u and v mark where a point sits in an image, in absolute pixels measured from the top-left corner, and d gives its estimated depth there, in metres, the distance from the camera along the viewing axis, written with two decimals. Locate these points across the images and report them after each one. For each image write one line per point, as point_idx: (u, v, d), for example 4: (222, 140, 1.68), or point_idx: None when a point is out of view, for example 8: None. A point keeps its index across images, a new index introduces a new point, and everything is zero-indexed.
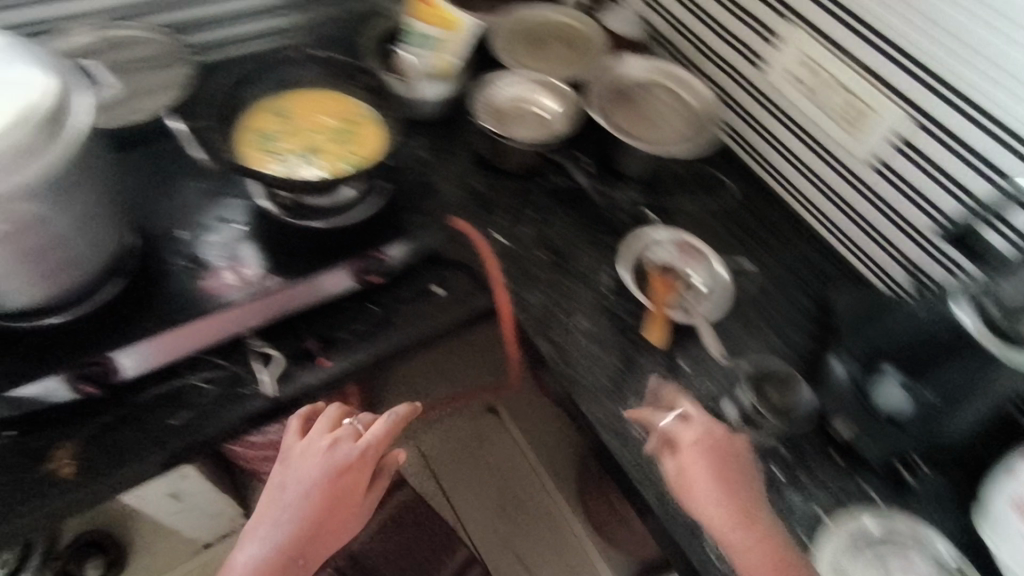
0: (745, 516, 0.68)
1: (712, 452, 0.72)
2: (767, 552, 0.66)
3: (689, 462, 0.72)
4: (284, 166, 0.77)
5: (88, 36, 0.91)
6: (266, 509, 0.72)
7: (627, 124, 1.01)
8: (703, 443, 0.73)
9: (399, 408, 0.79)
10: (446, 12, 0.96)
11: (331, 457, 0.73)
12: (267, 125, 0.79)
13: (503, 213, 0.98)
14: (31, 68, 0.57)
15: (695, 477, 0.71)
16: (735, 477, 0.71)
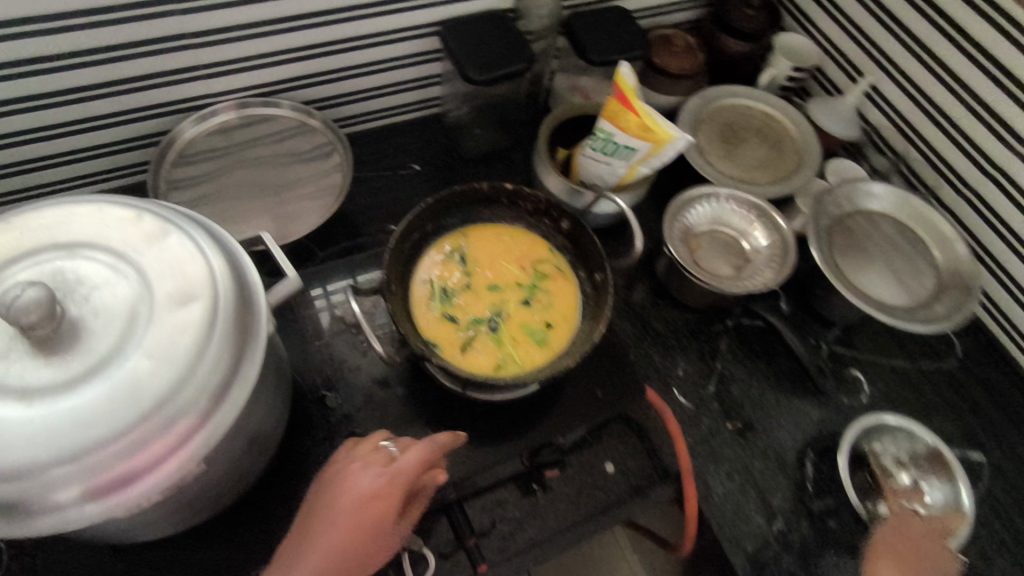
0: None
1: (915, 539, 0.67)
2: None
3: (884, 543, 0.68)
4: (467, 336, 0.65)
5: (232, 113, 0.77)
6: (277, 554, 0.51)
7: (846, 265, 0.82)
8: (913, 533, 0.68)
9: (441, 436, 0.59)
10: (651, 123, 0.72)
11: (347, 485, 0.53)
12: (449, 270, 0.69)
13: (683, 361, 0.82)
14: (218, 273, 0.44)
15: (887, 555, 0.67)
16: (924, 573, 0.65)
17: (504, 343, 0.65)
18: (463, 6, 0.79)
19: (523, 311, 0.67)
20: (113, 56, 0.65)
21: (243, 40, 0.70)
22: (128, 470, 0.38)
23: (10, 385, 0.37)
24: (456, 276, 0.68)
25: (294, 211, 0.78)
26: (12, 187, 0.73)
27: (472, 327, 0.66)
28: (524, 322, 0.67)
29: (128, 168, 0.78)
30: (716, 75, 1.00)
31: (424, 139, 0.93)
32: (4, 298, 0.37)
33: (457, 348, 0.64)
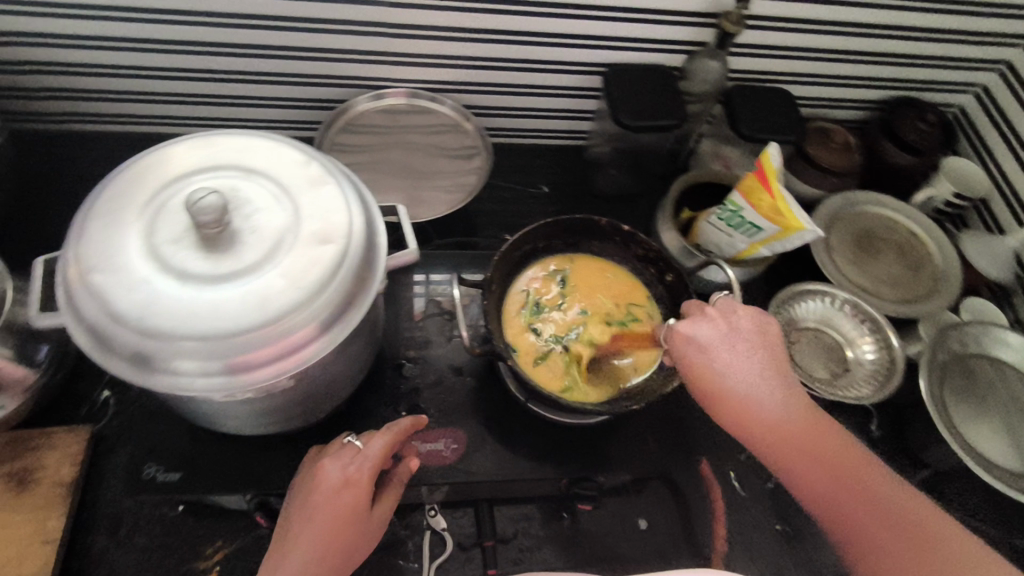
0: (789, 398, 0.56)
1: (744, 338, 0.59)
2: (836, 460, 0.53)
3: (712, 360, 0.58)
4: (544, 350, 0.68)
5: (401, 99, 0.86)
6: (270, 553, 0.55)
7: (955, 408, 0.76)
8: (724, 333, 0.59)
9: (400, 422, 0.62)
10: (784, 209, 0.70)
11: (320, 480, 0.57)
12: (549, 284, 0.73)
13: (748, 446, 0.78)
14: (355, 227, 0.50)
15: (739, 378, 0.57)
16: (747, 362, 0.58)
17: (577, 368, 0.68)
18: (633, 56, 0.84)
19: (601, 344, 0.70)
20: (321, 27, 0.74)
21: (429, 39, 0.78)
22: (238, 363, 0.45)
23: (173, 266, 0.45)
24: (550, 294, 0.72)
25: (427, 198, 0.85)
26: (211, 115, 0.86)
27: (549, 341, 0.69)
28: (600, 354, 0.69)
29: (304, 123, 0.89)
30: (869, 180, 0.96)
31: (561, 166, 0.99)
32: (192, 196, 0.45)
33: (532, 359, 0.68)
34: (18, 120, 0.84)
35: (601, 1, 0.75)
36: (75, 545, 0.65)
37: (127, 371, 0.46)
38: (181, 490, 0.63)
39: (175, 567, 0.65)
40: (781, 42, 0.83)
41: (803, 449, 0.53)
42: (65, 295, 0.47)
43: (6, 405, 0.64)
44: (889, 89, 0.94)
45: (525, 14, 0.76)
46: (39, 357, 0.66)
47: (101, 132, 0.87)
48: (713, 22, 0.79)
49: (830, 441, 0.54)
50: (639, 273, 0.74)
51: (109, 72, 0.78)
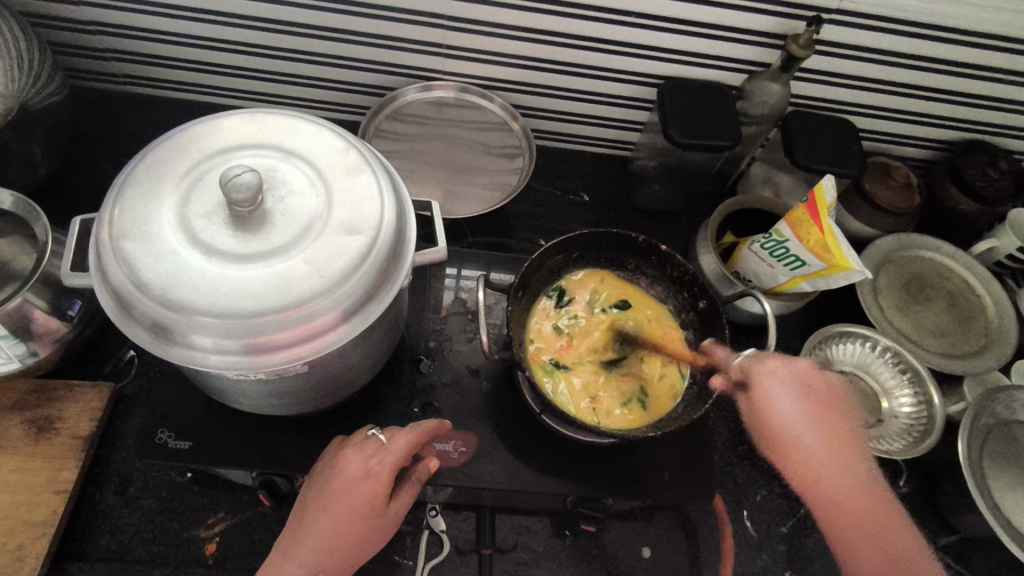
0: (847, 464, 0.59)
1: (813, 397, 0.60)
2: (883, 534, 0.57)
3: (788, 417, 0.59)
4: (554, 373, 0.68)
5: (449, 92, 0.85)
6: (289, 526, 0.57)
7: (996, 477, 0.71)
8: (801, 381, 0.60)
9: (427, 422, 0.61)
10: (833, 246, 0.67)
11: (340, 470, 0.56)
12: (599, 299, 0.72)
13: (766, 487, 0.74)
14: (386, 219, 0.49)
15: (807, 435, 0.59)
16: (822, 419, 0.60)
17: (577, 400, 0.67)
18: (692, 71, 0.81)
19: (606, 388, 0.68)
20: (379, 14, 0.74)
21: (485, 35, 0.77)
22: (258, 343, 0.45)
23: (202, 240, 0.45)
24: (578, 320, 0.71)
25: (465, 194, 0.84)
26: (263, 90, 0.87)
27: (575, 355, 0.70)
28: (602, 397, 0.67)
29: (352, 106, 0.89)
30: (929, 222, 0.92)
31: (604, 175, 0.97)
32: (228, 173, 0.45)
33: (544, 377, 0.67)
34: (81, 77, 0.86)
35: (666, 13, 0.73)
36: (84, 497, 0.66)
37: (149, 340, 0.46)
38: (189, 459, 0.64)
39: (175, 532, 0.66)
40: (851, 70, 0.79)
41: (849, 505, 0.58)
42: (96, 257, 0.47)
43: (37, 352, 0.66)
44: (961, 130, 0.89)
45: (585, 18, 0.74)
46: (72, 312, 0.67)
47: (157, 96, 0.89)
48: (782, 43, 0.76)
49: (877, 512, 0.58)
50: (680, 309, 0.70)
51: (170, 39, 0.79)
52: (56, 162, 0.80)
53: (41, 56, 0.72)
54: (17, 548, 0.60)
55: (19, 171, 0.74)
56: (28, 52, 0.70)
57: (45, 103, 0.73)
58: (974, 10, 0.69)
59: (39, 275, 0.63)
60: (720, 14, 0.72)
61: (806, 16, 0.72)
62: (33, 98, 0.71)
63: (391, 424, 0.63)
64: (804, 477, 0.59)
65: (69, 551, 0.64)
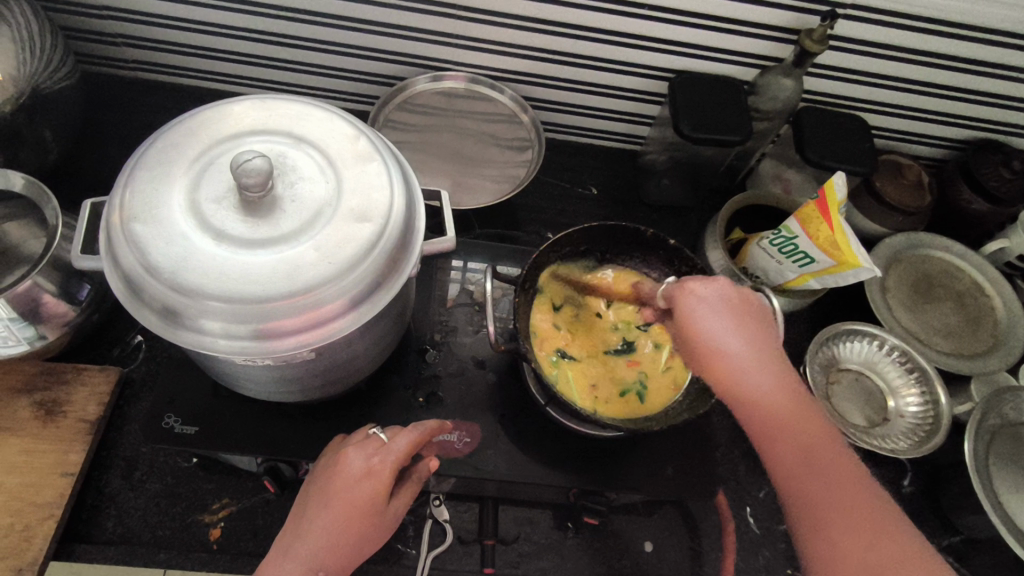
0: (779, 377, 0.53)
1: (748, 312, 0.55)
2: (823, 462, 0.50)
3: (712, 330, 0.54)
4: (557, 370, 0.68)
5: (459, 83, 0.84)
6: (289, 523, 0.57)
7: (1002, 478, 0.70)
8: (727, 298, 0.55)
9: (428, 422, 0.62)
10: (842, 242, 0.66)
11: (342, 468, 0.57)
12: (589, 293, 0.73)
13: (770, 484, 0.74)
14: (396, 208, 0.49)
15: (735, 352, 0.53)
16: (755, 339, 0.54)
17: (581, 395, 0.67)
18: (704, 65, 0.80)
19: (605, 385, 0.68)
20: (390, 2, 0.74)
21: (496, 26, 0.76)
22: (267, 330, 0.46)
23: (213, 225, 0.45)
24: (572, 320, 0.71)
25: (473, 186, 0.84)
26: (273, 78, 0.87)
27: (578, 348, 0.70)
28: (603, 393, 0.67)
29: (361, 96, 0.89)
30: (939, 221, 0.91)
31: (613, 169, 0.96)
32: (239, 158, 0.45)
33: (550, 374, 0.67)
34: (92, 62, 0.86)
35: (679, 5, 0.72)
36: (91, 480, 0.67)
37: (159, 324, 0.46)
38: (195, 444, 0.64)
39: (180, 517, 0.66)
40: (865, 66, 0.78)
41: (790, 433, 0.50)
42: (107, 240, 0.48)
43: (46, 336, 0.66)
44: (974, 129, 0.88)
45: (597, 10, 0.73)
46: (81, 296, 0.68)
47: (167, 83, 0.89)
48: (795, 38, 0.75)
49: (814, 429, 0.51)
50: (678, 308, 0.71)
51: (181, 25, 0.79)
52: (67, 147, 0.80)
53: (53, 41, 0.72)
54: (24, 529, 0.61)
55: (30, 155, 0.74)
56: (40, 36, 0.70)
57: (56, 87, 0.73)
58: (992, 7, 0.68)
59: (49, 258, 0.63)
60: (734, 7, 0.72)
61: (821, 11, 0.71)
62: (44, 82, 0.71)
63: (391, 425, 0.63)
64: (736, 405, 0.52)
65: (76, 532, 0.64)
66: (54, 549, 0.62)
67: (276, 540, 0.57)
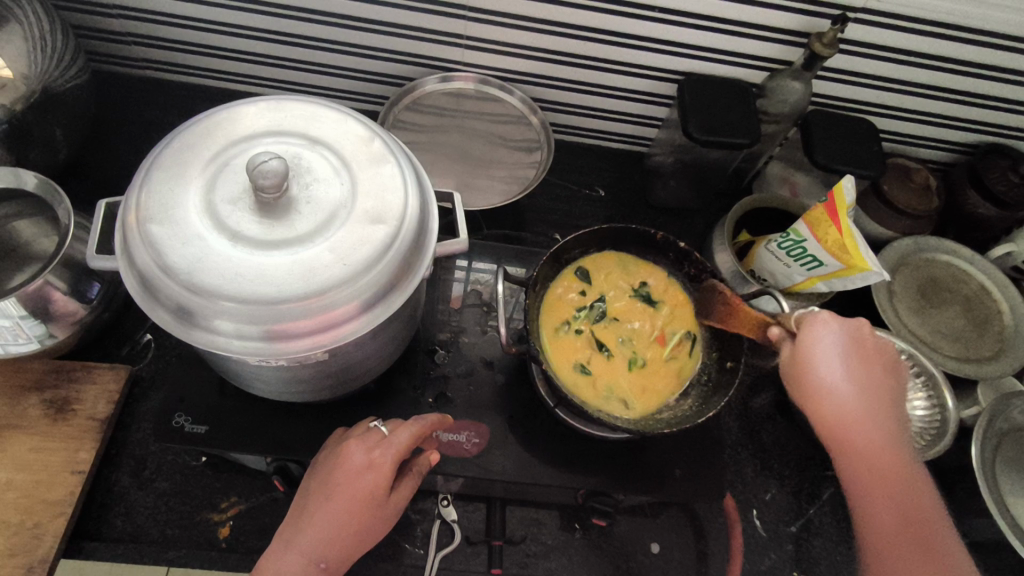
0: (886, 427, 0.56)
1: (864, 352, 0.57)
2: (908, 505, 0.54)
3: (830, 374, 0.56)
4: (604, 391, 0.66)
5: (469, 84, 0.83)
6: (292, 515, 0.57)
7: (1008, 482, 0.70)
8: (851, 343, 0.57)
9: (430, 415, 0.62)
10: (851, 246, 0.66)
11: (344, 460, 0.57)
12: (567, 311, 0.69)
13: (776, 486, 0.75)
14: (409, 210, 0.49)
15: (847, 392, 0.55)
16: (877, 388, 0.56)
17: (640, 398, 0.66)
18: (713, 68, 0.80)
19: (650, 375, 0.68)
20: (401, 3, 0.74)
21: (506, 28, 0.76)
22: (279, 331, 0.46)
23: (227, 226, 0.45)
24: (578, 343, 0.68)
25: (481, 187, 0.84)
26: (282, 77, 0.87)
27: (586, 337, 0.68)
28: (653, 384, 0.67)
29: (370, 96, 0.89)
30: (946, 225, 0.91)
31: (620, 171, 0.96)
32: (255, 159, 0.45)
33: (601, 402, 0.65)
34: (101, 60, 0.86)
35: (690, 8, 0.72)
36: (100, 478, 0.67)
37: (172, 322, 0.47)
38: (205, 443, 0.64)
39: (189, 515, 0.67)
40: (874, 70, 0.78)
41: (883, 475, 0.55)
42: (122, 240, 0.48)
43: (56, 334, 0.67)
44: (983, 133, 0.88)
45: (608, 13, 0.74)
46: (91, 295, 0.68)
47: (176, 82, 0.89)
48: (804, 41, 0.75)
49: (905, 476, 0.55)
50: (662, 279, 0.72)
51: (192, 25, 0.79)
52: (76, 146, 0.80)
53: (65, 38, 0.72)
54: (35, 526, 0.61)
55: (40, 153, 0.75)
56: (52, 35, 0.70)
57: (68, 86, 0.73)
58: (1004, 12, 0.68)
59: (61, 257, 0.63)
60: (744, 11, 0.72)
61: (831, 15, 0.71)
62: (55, 80, 0.71)
63: (393, 417, 0.63)
64: (832, 437, 0.56)
65: (85, 530, 0.65)
66: (64, 546, 0.62)
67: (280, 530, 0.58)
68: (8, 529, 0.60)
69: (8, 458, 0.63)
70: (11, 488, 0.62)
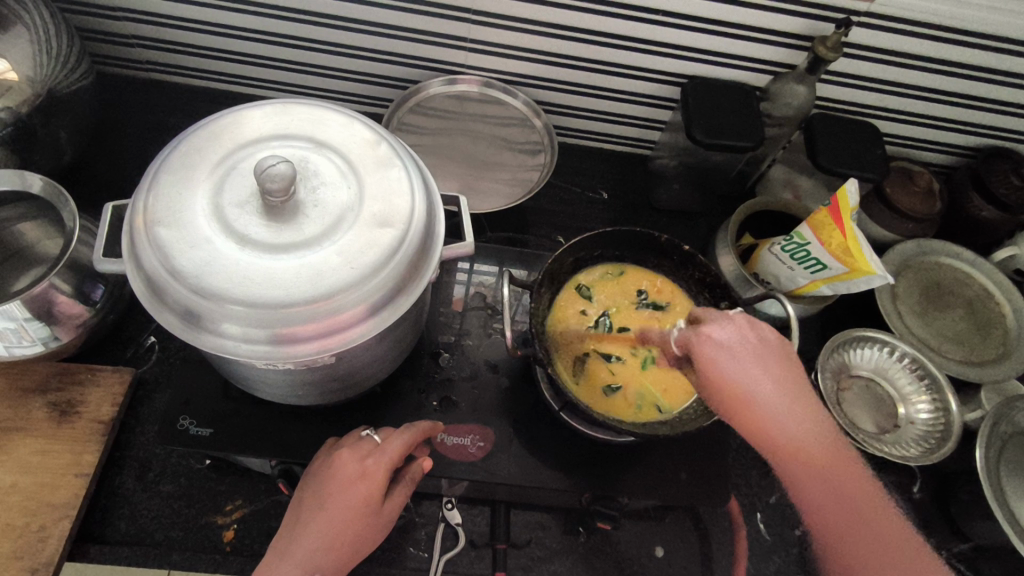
0: (804, 418, 0.53)
1: (764, 349, 0.55)
2: (850, 488, 0.52)
3: (736, 373, 0.54)
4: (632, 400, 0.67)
5: (473, 87, 0.85)
6: (287, 523, 0.57)
7: (1013, 486, 0.70)
8: (743, 337, 0.56)
9: (422, 423, 0.62)
10: (855, 250, 0.66)
11: (335, 471, 0.57)
12: (573, 336, 0.70)
13: (780, 489, 0.75)
14: (416, 213, 0.49)
15: (756, 391, 0.53)
16: (783, 378, 0.55)
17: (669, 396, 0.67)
18: (717, 72, 0.81)
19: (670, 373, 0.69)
20: (405, 6, 0.74)
21: (509, 31, 0.76)
22: (285, 335, 0.46)
23: (235, 230, 0.45)
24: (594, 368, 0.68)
25: (484, 189, 0.84)
26: (286, 80, 0.87)
27: (598, 349, 0.69)
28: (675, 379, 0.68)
29: (373, 98, 0.89)
30: (949, 228, 0.91)
31: (623, 174, 0.96)
32: (263, 162, 0.45)
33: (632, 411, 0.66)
34: (105, 63, 0.86)
35: (694, 11, 0.72)
36: (105, 481, 0.67)
37: (179, 326, 0.47)
38: (209, 446, 0.64)
39: (194, 518, 0.67)
40: (877, 74, 0.79)
41: (817, 464, 0.51)
42: (130, 243, 0.48)
43: (60, 337, 0.66)
44: (986, 136, 0.88)
45: (612, 16, 0.74)
46: (95, 297, 0.68)
47: (180, 84, 0.89)
48: (809, 45, 0.75)
49: (848, 470, 0.52)
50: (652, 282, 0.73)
51: (198, 28, 0.79)
52: (81, 148, 0.80)
53: (70, 41, 0.72)
54: (39, 529, 0.61)
55: (45, 156, 0.75)
56: (57, 38, 0.70)
57: (73, 88, 0.73)
58: (1010, 17, 0.69)
59: (67, 260, 0.63)
60: (749, 14, 0.72)
61: (834, 19, 0.71)
62: (60, 83, 0.71)
63: (380, 427, 0.64)
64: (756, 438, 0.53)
65: (90, 533, 0.64)
66: (68, 549, 0.62)
67: (274, 539, 0.57)
68: (12, 531, 0.60)
69: (12, 460, 0.63)
70: (15, 491, 0.61)
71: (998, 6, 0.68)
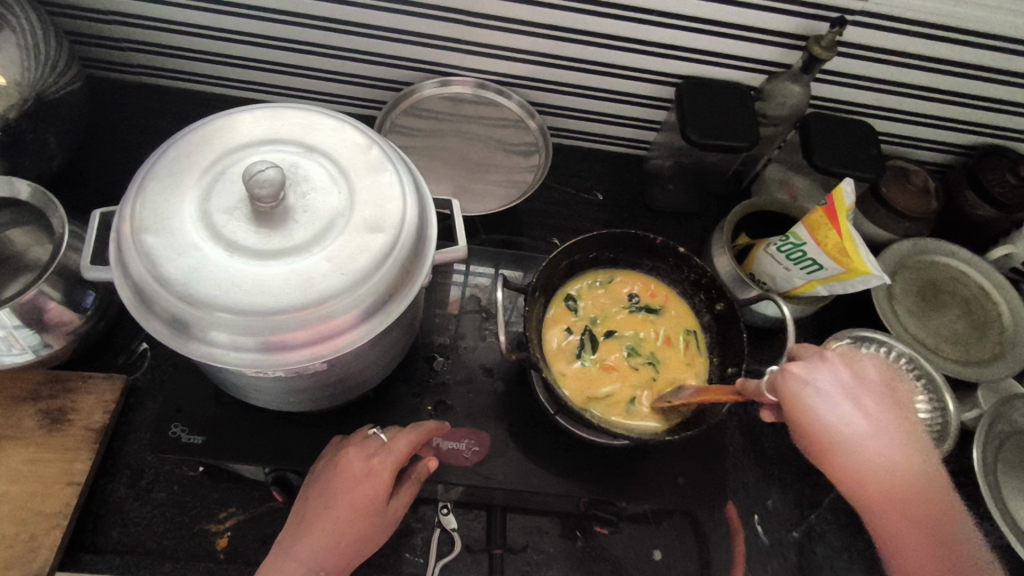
0: (902, 463, 0.51)
1: (854, 391, 0.52)
2: (949, 542, 0.50)
3: (835, 423, 0.50)
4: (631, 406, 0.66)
5: (466, 88, 0.84)
6: (293, 521, 0.57)
7: (1010, 485, 0.70)
8: (840, 380, 0.52)
9: (429, 422, 0.61)
10: (851, 251, 0.66)
11: (342, 469, 0.57)
12: (565, 346, 0.69)
13: (777, 491, 0.74)
14: (408, 218, 0.49)
15: (851, 434, 0.50)
16: (881, 418, 0.51)
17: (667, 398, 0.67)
18: (711, 71, 0.80)
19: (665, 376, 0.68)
20: (397, 7, 0.73)
21: (503, 32, 0.76)
22: (276, 342, 0.45)
23: (224, 236, 0.45)
24: (589, 377, 0.67)
25: (479, 191, 0.84)
26: (278, 82, 0.86)
27: (593, 358, 0.69)
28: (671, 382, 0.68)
29: (367, 100, 0.89)
30: (945, 227, 0.91)
31: (618, 175, 0.96)
32: (252, 168, 0.44)
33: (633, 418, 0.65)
34: (96, 66, 0.86)
35: (687, 11, 0.72)
36: (96, 489, 0.66)
37: (169, 335, 0.46)
38: (201, 454, 0.63)
39: (187, 525, 0.66)
40: (872, 72, 0.78)
41: (911, 516, 0.50)
42: (117, 250, 0.47)
43: (51, 344, 0.66)
44: (982, 135, 0.88)
45: (605, 16, 0.73)
46: (86, 304, 0.67)
47: (171, 87, 0.88)
48: (803, 44, 0.75)
49: (949, 523, 0.50)
50: (640, 285, 0.73)
51: (190, 31, 0.78)
52: (71, 153, 0.79)
53: (59, 45, 0.71)
54: (30, 539, 0.60)
55: (34, 161, 0.74)
56: (45, 42, 0.69)
57: (62, 93, 0.73)
58: (1004, 15, 0.68)
59: (56, 266, 0.63)
60: (742, 14, 0.72)
61: (828, 18, 0.71)
62: (49, 87, 0.71)
63: (391, 426, 0.63)
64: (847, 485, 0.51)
65: (81, 542, 0.64)
66: (60, 559, 0.62)
67: (279, 536, 0.57)
68: (3, 541, 0.59)
69: (2, 469, 0.62)
70: (5, 501, 0.61)
71: (993, 3, 0.67)
